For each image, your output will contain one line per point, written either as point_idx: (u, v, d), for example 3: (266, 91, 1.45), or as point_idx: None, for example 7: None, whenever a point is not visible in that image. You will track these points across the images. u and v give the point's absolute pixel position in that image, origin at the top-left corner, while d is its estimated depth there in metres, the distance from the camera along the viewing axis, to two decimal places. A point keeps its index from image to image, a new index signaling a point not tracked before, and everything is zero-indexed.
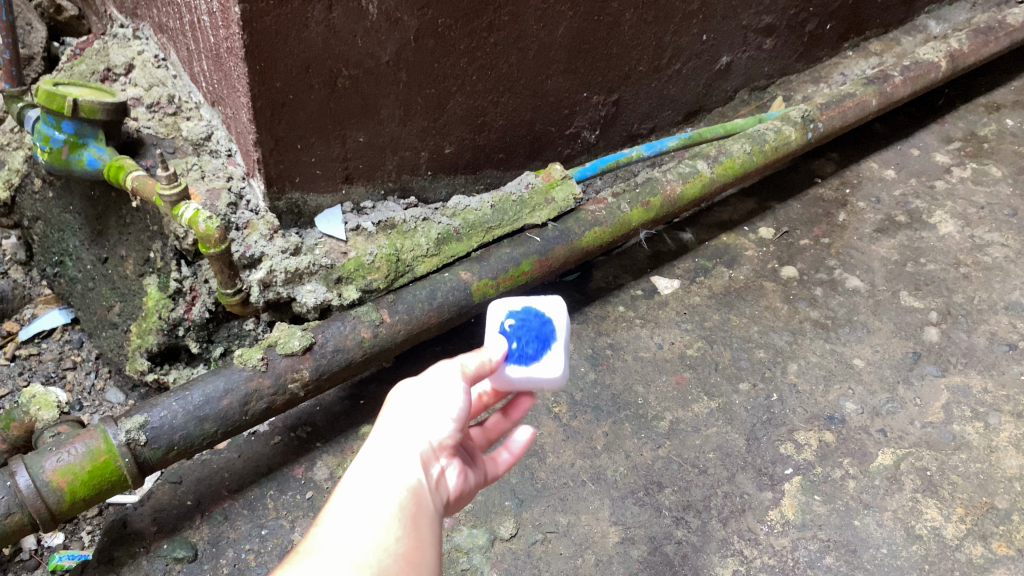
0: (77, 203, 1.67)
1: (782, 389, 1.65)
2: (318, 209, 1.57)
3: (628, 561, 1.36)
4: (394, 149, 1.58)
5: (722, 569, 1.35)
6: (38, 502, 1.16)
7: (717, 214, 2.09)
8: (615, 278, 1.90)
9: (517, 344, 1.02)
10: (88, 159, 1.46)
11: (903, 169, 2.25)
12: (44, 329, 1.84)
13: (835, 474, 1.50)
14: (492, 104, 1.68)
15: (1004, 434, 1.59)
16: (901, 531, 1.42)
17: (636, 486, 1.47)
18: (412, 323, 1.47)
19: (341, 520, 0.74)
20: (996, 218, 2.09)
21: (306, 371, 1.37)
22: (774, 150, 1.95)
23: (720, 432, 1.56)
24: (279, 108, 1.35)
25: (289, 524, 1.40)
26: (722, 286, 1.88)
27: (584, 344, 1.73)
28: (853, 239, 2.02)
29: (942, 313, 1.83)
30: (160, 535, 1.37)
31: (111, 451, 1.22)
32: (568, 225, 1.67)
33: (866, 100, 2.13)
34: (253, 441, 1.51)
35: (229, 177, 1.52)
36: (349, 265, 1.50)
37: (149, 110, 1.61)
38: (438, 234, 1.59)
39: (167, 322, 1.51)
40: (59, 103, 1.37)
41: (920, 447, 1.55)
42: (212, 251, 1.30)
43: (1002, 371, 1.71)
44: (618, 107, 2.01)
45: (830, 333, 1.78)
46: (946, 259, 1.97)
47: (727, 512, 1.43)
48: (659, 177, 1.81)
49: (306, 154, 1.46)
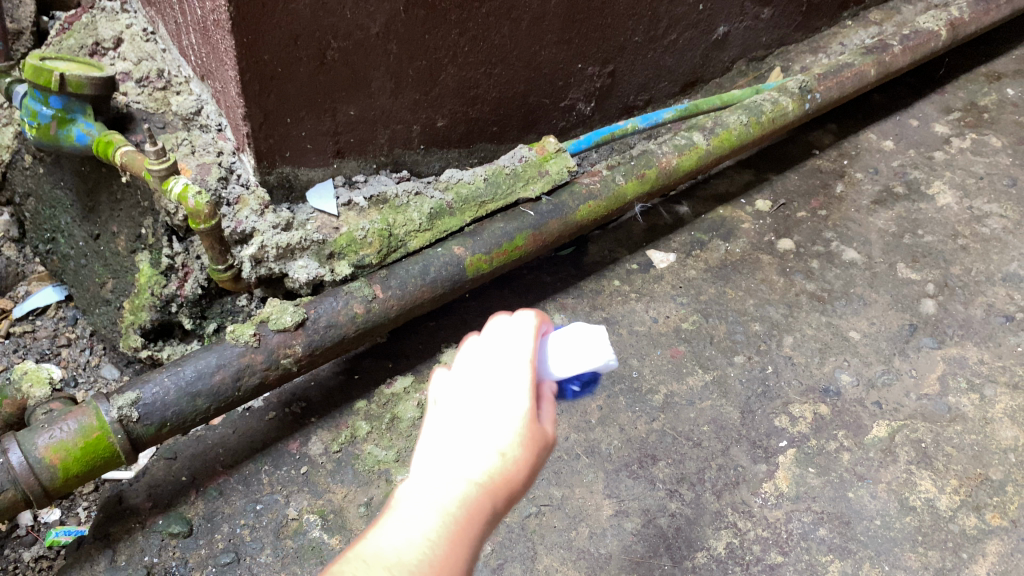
0: (67, 179, 1.65)
1: (778, 362, 1.64)
2: (310, 184, 1.56)
3: (622, 534, 1.36)
4: (385, 123, 1.57)
5: (716, 541, 1.36)
6: (32, 478, 1.17)
7: (713, 186, 2.07)
8: (610, 252, 1.89)
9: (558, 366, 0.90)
10: (76, 135, 1.45)
11: (901, 140, 2.23)
12: (37, 306, 1.84)
13: (829, 446, 1.50)
14: (484, 76, 1.66)
15: (999, 406, 1.58)
16: (895, 503, 1.42)
17: (630, 459, 1.47)
18: (405, 298, 1.47)
19: (385, 531, 0.65)
20: (995, 189, 2.07)
21: (299, 346, 1.36)
22: (771, 121, 1.93)
23: (715, 405, 1.56)
24: (268, 81, 1.34)
25: (284, 499, 1.40)
26: (718, 259, 1.87)
27: (579, 319, 1.72)
28: (851, 211, 2.01)
29: (939, 285, 1.82)
30: (155, 510, 1.37)
31: (104, 427, 1.22)
32: (562, 198, 1.65)
33: (864, 70, 2.11)
34: (248, 416, 1.51)
35: (218, 153, 1.51)
36: (341, 240, 1.48)
37: (138, 85, 1.60)
38: (430, 209, 1.57)
39: (160, 299, 1.50)
40: (45, 78, 1.35)
41: (915, 420, 1.55)
42: (202, 227, 1.30)
43: (999, 343, 1.70)
44: (613, 79, 1.99)
45: (826, 306, 1.77)
46: (944, 230, 1.96)
47: (721, 485, 1.43)
48: (654, 149, 1.79)
49: (296, 128, 1.45)
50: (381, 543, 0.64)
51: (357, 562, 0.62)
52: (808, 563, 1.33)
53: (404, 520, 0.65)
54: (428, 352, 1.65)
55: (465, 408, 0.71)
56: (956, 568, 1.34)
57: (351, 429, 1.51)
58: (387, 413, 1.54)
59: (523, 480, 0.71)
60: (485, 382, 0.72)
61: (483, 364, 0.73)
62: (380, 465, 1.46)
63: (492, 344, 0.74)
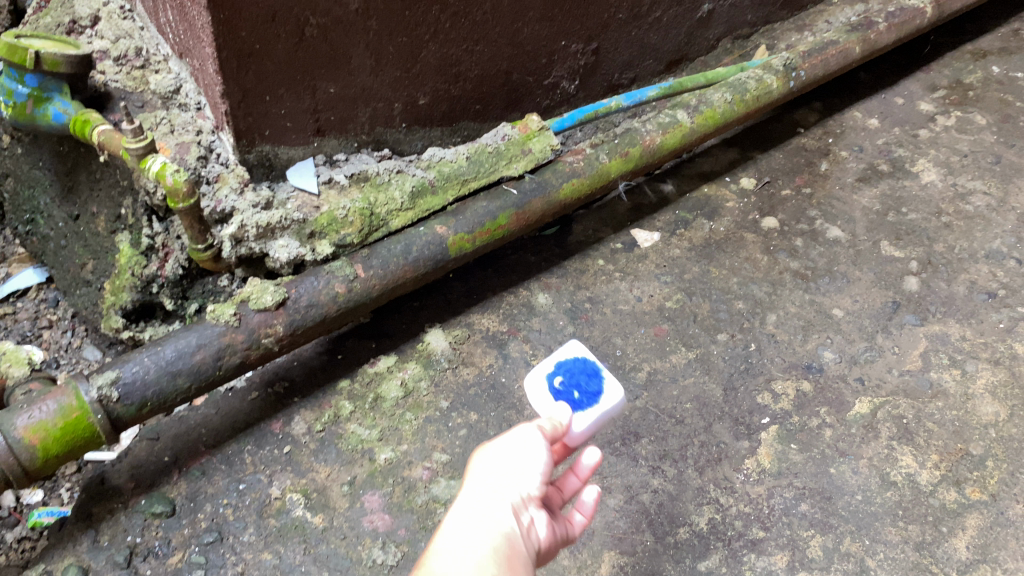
0: (46, 159, 1.63)
1: (761, 339, 1.65)
2: (290, 162, 1.55)
3: (604, 510, 1.36)
4: (366, 101, 1.55)
5: (698, 517, 1.36)
6: (11, 459, 1.16)
7: (698, 164, 2.07)
8: (595, 231, 1.88)
9: (579, 392, 1.15)
10: (53, 114, 1.43)
11: (886, 118, 2.23)
12: (18, 288, 1.84)
13: (812, 423, 1.51)
14: (466, 53, 1.65)
15: (980, 381, 1.59)
16: (876, 478, 1.43)
17: (613, 436, 1.47)
18: (387, 278, 1.46)
19: (446, 553, 0.77)
20: (979, 166, 2.08)
21: (280, 326, 1.36)
22: (755, 99, 1.92)
23: (697, 382, 1.57)
24: (245, 58, 1.32)
25: (267, 478, 1.40)
26: (703, 238, 1.87)
27: (563, 298, 1.72)
28: (835, 189, 2.01)
29: (923, 262, 1.82)
30: (138, 491, 1.37)
31: (83, 407, 1.21)
32: (545, 176, 1.65)
33: (849, 48, 2.10)
34: (230, 396, 1.51)
35: (198, 131, 1.49)
36: (322, 220, 1.47)
37: (116, 63, 1.58)
38: (413, 187, 1.56)
39: (140, 279, 1.49)
40: (20, 56, 1.32)
41: (897, 396, 1.56)
42: (181, 206, 1.29)
43: (981, 320, 1.71)
44: (597, 57, 1.98)
45: (810, 284, 1.77)
46: (928, 208, 1.96)
47: (703, 461, 1.44)
48: (638, 127, 1.79)
49: (276, 106, 1.43)
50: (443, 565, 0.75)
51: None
52: (790, 538, 1.34)
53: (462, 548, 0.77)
54: (412, 332, 1.64)
55: (497, 477, 0.86)
56: (936, 541, 1.35)
57: (334, 409, 1.50)
58: (370, 392, 1.53)
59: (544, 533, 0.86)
60: (510, 465, 0.87)
61: (504, 458, 0.88)
62: (364, 444, 1.45)
63: (512, 440, 0.90)
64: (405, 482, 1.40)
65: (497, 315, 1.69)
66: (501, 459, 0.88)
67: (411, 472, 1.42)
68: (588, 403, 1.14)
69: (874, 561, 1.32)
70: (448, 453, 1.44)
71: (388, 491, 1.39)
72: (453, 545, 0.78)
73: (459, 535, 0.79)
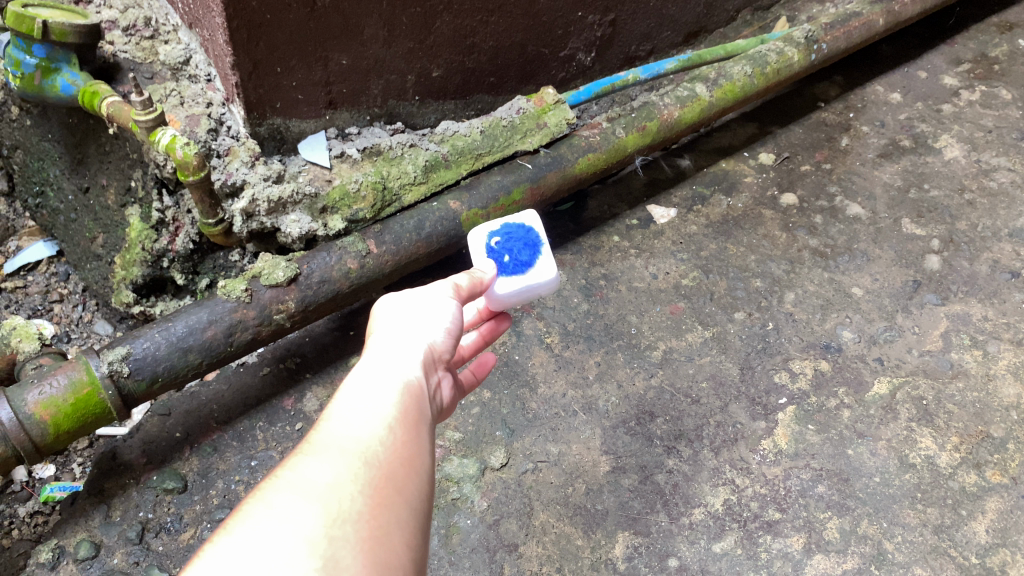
0: (55, 131, 1.61)
1: (779, 318, 1.62)
2: (301, 135, 1.52)
3: (618, 490, 1.35)
4: (379, 72, 1.53)
5: (713, 498, 1.35)
6: (21, 435, 1.15)
7: (716, 139, 2.03)
8: (610, 207, 1.86)
9: (510, 256, 1.12)
10: (62, 85, 1.40)
11: (909, 93, 2.18)
12: (29, 262, 1.84)
13: (830, 403, 1.48)
14: (481, 25, 1.61)
15: (1002, 362, 1.56)
16: (894, 460, 1.41)
17: (627, 416, 1.45)
18: (399, 255, 1.44)
19: (340, 421, 0.72)
20: (1003, 142, 2.03)
21: (292, 303, 1.34)
22: (775, 72, 1.88)
23: (714, 362, 1.54)
24: (256, 29, 1.29)
25: (278, 455, 1.38)
26: (720, 215, 1.84)
27: (577, 275, 1.70)
28: (856, 165, 1.97)
29: (944, 240, 1.79)
30: (150, 466, 1.36)
31: (94, 382, 1.19)
32: (561, 151, 1.62)
33: (872, 20, 2.05)
34: (242, 371, 1.50)
35: (208, 103, 1.47)
36: (334, 194, 1.44)
37: (125, 34, 1.54)
38: (426, 161, 1.52)
39: (151, 254, 1.48)
40: (28, 25, 1.30)
41: (917, 376, 1.53)
42: (191, 179, 1.27)
43: (1003, 300, 1.67)
44: (614, 28, 1.94)
45: (829, 262, 1.74)
46: (951, 185, 1.92)
47: (719, 442, 1.42)
48: (655, 101, 1.75)
49: (287, 78, 1.41)
50: (343, 433, 0.71)
51: (323, 443, 0.70)
52: (806, 520, 1.32)
53: (359, 420, 0.72)
54: None
55: (402, 332, 0.86)
56: (955, 525, 1.33)
57: None
58: None
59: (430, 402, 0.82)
60: (415, 310, 0.89)
61: (408, 306, 0.90)
62: None
63: (417, 294, 0.92)
64: None
65: None
66: (406, 308, 0.89)
67: None
68: (514, 269, 1.12)
69: (892, 544, 1.30)
70: (461, 430, 1.43)
71: None
72: (348, 415, 0.73)
73: (354, 407, 0.74)
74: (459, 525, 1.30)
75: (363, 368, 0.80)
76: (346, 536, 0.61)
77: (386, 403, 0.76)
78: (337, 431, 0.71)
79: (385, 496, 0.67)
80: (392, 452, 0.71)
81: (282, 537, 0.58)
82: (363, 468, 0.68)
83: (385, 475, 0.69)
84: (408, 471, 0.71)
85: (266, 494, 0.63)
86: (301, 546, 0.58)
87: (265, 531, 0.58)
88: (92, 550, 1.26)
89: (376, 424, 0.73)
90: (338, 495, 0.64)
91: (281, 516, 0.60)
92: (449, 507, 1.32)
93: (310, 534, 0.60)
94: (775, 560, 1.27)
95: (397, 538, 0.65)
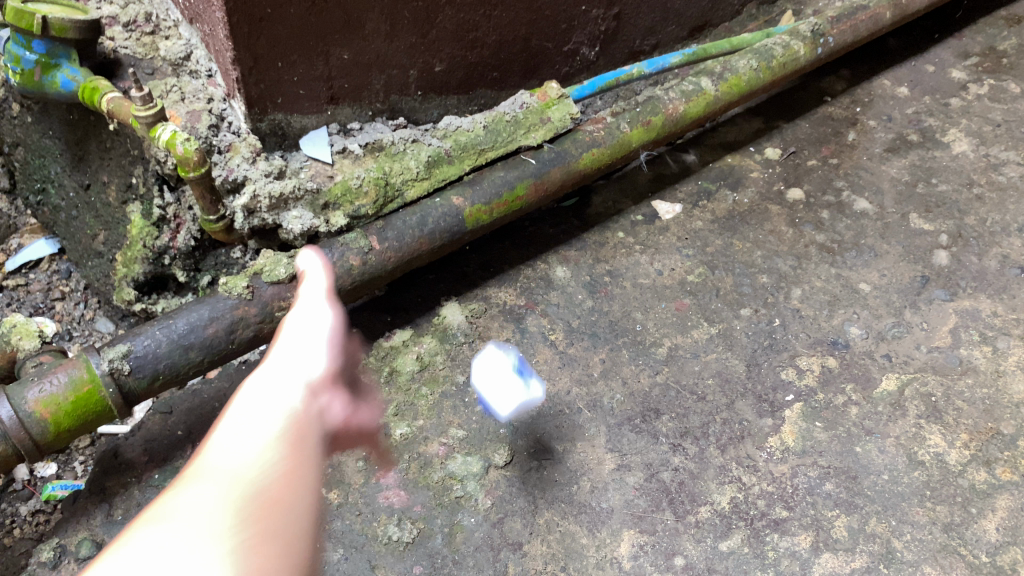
0: (56, 128, 1.60)
1: (785, 314, 1.61)
2: (303, 131, 1.51)
3: (624, 488, 1.34)
4: (380, 67, 1.51)
5: (720, 496, 1.33)
6: (22, 433, 1.14)
7: (722, 134, 2.02)
8: (615, 203, 1.84)
9: None
10: (61, 81, 1.40)
11: (917, 86, 2.16)
12: (31, 260, 1.84)
13: (837, 400, 1.47)
14: (484, 18, 1.60)
15: (1012, 358, 1.55)
16: (903, 458, 1.39)
17: (632, 413, 1.44)
18: (402, 250, 1.43)
19: (222, 452, 0.75)
20: (1012, 136, 2.01)
21: (294, 300, 1.33)
22: (782, 66, 1.86)
23: (720, 358, 1.53)
24: (256, 23, 1.28)
25: None
26: (726, 210, 1.82)
27: (582, 271, 1.68)
28: (863, 160, 1.95)
29: (953, 235, 1.77)
30: (151, 465, 1.35)
31: (95, 380, 1.18)
32: (564, 146, 1.60)
33: (879, 13, 2.03)
34: (244, 369, 1.49)
35: (209, 99, 1.45)
36: (336, 190, 1.44)
37: (126, 29, 1.54)
38: (429, 157, 1.52)
39: (152, 251, 1.47)
40: (28, 21, 1.28)
41: (926, 372, 1.51)
42: (191, 175, 1.25)
43: (1013, 295, 1.66)
44: (618, 22, 1.92)
45: (836, 257, 1.72)
46: (959, 179, 1.90)
47: (725, 439, 1.41)
48: (660, 95, 1.73)
49: (288, 73, 1.40)
50: (222, 461, 0.74)
51: (209, 472, 0.72)
52: (814, 518, 1.31)
53: (220, 454, 0.74)
54: (428, 306, 1.61)
55: (283, 368, 0.90)
56: (965, 523, 1.31)
57: None
58: (386, 366, 1.50)
59: (316, 437, 0.84)
60: (307, 336, 0.97)
61: (309, 333, 0.98)
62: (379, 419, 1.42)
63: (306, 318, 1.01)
64: (422, 457, 1.37)
65: (514, 288, 1.65)
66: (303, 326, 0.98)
67: (427, 447, 1.38)
68: None
69: (900, 542, 1.28)
70: (465, 428, 1.41)
71: (404, 467, 1.35)
72: (236, 442, 0.77)
73: (235, 437, 0.77)
74: (463, 523, 1.29)
75: (253, 385, 0.86)
76: (227, 560, 0.63)
77: (267, 428, 0.80)
78: (220, 457, 0.74)
79: (266, 527, 0.69)
80: (274, 483, 0.74)
81: (164, 554, 0.61)
82: (246, 497, 0.70)
83: (268, 505, 0.71)
84: (294, 505, 0.73)
85: (159, 512, 0.66)
86: (170, 563, 0.60)
87: (146, 549, 0.61)
88: (94, 549, 1.24)
89: (253, 454, 0.76)
90: (216, 517, 0.67)
91: (166, 541, 0.63)
92: (453, 505, 1.31)
93: (180, 556, 0.61)
94: (782, 559, 1.26)
95: (280, 568, 0.66)
